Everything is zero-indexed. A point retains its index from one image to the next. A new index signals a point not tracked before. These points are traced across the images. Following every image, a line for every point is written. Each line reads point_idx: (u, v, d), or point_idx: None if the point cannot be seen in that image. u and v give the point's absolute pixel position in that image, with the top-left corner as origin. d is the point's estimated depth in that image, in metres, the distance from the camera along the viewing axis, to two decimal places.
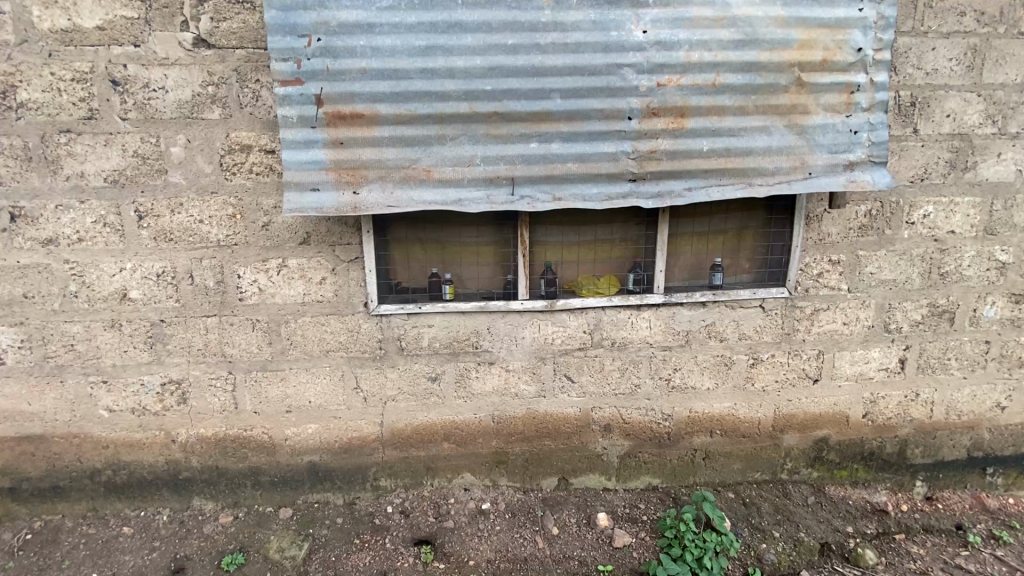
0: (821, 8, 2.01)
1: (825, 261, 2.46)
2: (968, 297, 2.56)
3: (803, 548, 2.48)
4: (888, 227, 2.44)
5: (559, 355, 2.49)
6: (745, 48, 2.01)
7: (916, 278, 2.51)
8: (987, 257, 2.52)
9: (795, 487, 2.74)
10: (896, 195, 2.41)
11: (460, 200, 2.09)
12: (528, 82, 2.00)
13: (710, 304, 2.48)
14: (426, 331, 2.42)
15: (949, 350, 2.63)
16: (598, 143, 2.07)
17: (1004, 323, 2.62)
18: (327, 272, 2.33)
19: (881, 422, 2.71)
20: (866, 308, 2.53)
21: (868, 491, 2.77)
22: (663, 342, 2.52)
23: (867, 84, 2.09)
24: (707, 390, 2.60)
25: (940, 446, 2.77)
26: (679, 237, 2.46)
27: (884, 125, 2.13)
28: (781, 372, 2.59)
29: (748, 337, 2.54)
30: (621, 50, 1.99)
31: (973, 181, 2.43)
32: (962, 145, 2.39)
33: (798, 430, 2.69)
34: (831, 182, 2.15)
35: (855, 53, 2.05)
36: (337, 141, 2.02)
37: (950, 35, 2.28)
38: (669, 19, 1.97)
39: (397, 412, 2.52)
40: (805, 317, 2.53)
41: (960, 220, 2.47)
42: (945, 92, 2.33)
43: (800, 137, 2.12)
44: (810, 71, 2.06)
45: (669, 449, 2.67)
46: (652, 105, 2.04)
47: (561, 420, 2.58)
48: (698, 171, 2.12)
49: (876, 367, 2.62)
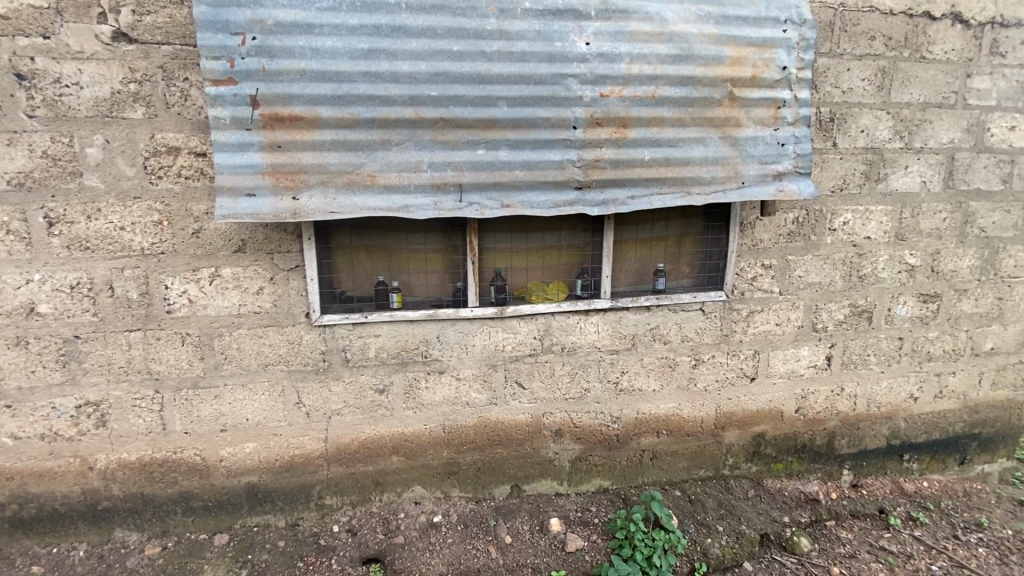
0: (749, 28, 2.14)
1: (758, 265, 2.60)
2: (883, 298, 2.79)
3: (744, 539, 2.60)
4: (813, 233, 2.62)
5: (510, 362, 2.49)
6: (682, 62, 2.10)
7: (839, 280, 2.70)
8: (898, 260, 2.75)
9: (736, 481, 2.86)
10: (819, 203, 2.59)
11: (406, 206, 2.04)
12: (474, 89, 1.99)
13: (654, 308, 2.56)
14: (373, 342, 2.34)
15: (868, 347, 2.84)
16: (544, 151, 2.09)
17: (914, 320, 2.86)
18: (265, 281, 2.21)
19: (811, 415, 2.88)
20: (796, 309, 2.70)
21: (801, 482, 2.93)
22: (610, 346, 2.57)
23: (791, 100, 2.24)
24: (653, 391, 2.67)
25: (863, 436, 2.98)
26: (624, 243, 2.53)
27: (808, 138, 2.28)
28: (721, 371, 2.71)
29: (691, 339, 2.63)
30: (565, 60, 2.02)
31: (885, 191, 2.65)
32: (875, 158, 2.61)
33: (738, 426, 2.81)
34: (762, 191, 2.27)
35: (780, 70, 2.20)
36: (274, 144, 1.93)
37: (863, 57, 2.48)
38: (610, 32, 2.04)
39: (343, 426, 2.42)
40: (742, 319, 2.66)
41: (875, 227, 2.68)
42: (859, 109, 2.54)
43: (733, 148, 2.23)
44: (741, 86, 2.17)
45: (618, 450, 2.72)
46: (596, 115, 2.08)
47: (512, 427, 2.57)
48: (640, 179, 2.19)
49: (806, 364, 2.79)
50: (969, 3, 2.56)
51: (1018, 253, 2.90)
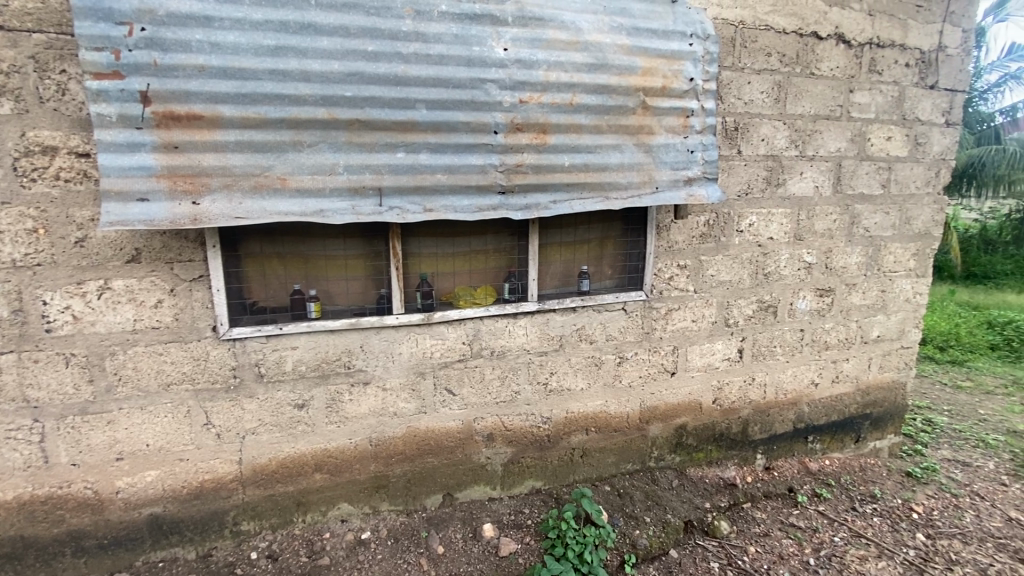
0: (658, 41, 2.25)
1: (675, 265, 2.74)
2: (786, 293, 3.02)
3: (670, 528, 2.71)
4: (723, 235, 2.79)
5: (438, 369, 2.44)
6: (597, 71, 2.17)
7: (746, 278, 2.90)
8: (797, 259, 3.00)
9: (661, 472, 2.99)
10: (727, 207, 2.77)
11: (321, 211, 1.94)
12: (391, 90, 1.94)
13: (580, 309, 2.62)
14: (290, 355, 2.21)
15: (774, 339, 3.07)
16: (465, 155, 2.07)
17: (812, 313, 3.13)
18: (164, 293, 2.03)
19: (727, 405, 3.07)
20: (710, 306, 2.87)
21: (720, 468, 3.11)
22: (539, 348, 2.59)
23: (698, 110, 2.38)
24: (582, 390, 2.73)
25: (774, 421, 3.21)
26: (549, 246, 2.57)
27: (714, 146, 2.43)
28: (644, 368, 2.82)
29: (615, 338, 2.72)
30: (483, 64, 2.02)
31: (784, 195, 2.88)
32: (774, 165, 2.83)
33: (661, 420, 2.94)
34: (675, 196, 2.39)
35: (688, 82, 2.33)
36: (170, 145, 1.78)
37: (761, 71, 2.69)
38: (527, 39, 2.07)
39: (259, 446, 2.27)
40: (661, 317, 2.78)
41: (776, 228, 2.91)
42: (759, 120, 2.74)
43: (647, 155, 2.33)
44: (653, 96, 2.28)
45: (549, 451, 2.75)
46: (516, 120, 2.10)
47: (442, 434, 2.53)
48: (561, 184, 2.23)
49: (720, 358, 2.97)
50: (850, 25, 2.84)
51: (896, 250, 3.26)
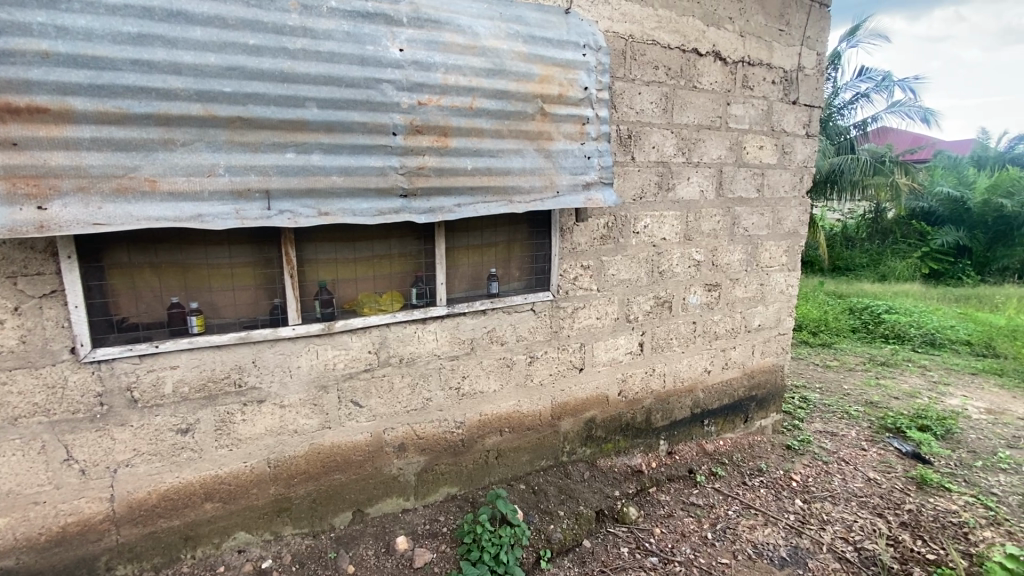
0: (553, 50, 2.34)
1: (578, 266, 2.84)
2: (679, 289, 3.26)
3: (583, 519, 2.81)
4: (621, 236, 2.95)
5: (342, 380, 2.33)
6: (495, 76, 2.20)
7: (644, 276, 3.09)
8: (687, 257, 3.25)
9: (574, 466, 3.08)
10: (624, 210, 2.93)
11: (200, 215, 1.78)
12: (277, 87, 1.83)
13: (489, 312, 2.62)
14: (169, 375, 2.00)
15: (671, 332, 3.30)
16: (362, 156, 2.00)
17: (703, 306, 3.40)
18: (7, 313, 1.76)
19: (631, 396, 3.24)
20: (612, 304, 3.01)
21: (627, 457, 3.28)
22: (450, 353, 2.55)
23: (593, 117, 2.49)
24: (494, 392, 2.74)
25: (674, 408, 3.44)
26: (455, 250, 2.56)
27: (609, 153, 2.56)
28: (553, 366, 2.89)
29: (525, 338, 2.76)
30: (378, 64, 1.97)
31: (674, 198, 3.11)
32: (665, 171, 3.04)
33: (571, 415, 3.03)
34: (575, 199, 2.47)
35: (583, 90, 2.43)
36: (6, 141, 1.54)
37: (650, 83, 2.88)
38: (423, 41, 2.05)
39: (136, 479, 2.03)
40: (568, 316, 2.88)
41: (668, 229, 3.13)
42: (650, 128, 2.93)
43: (548, 160, 2.39)
44: (550, 103, 2.35)
45: (464, 455, 2.73)
46: (415, 122, 2.06)
47: (349, 449, 2.42)
48: (465, 188, 2.20)
49: (624, 352, 3.13)
50: (725, 44, 3.13)
51: (771, 247, 3.63)
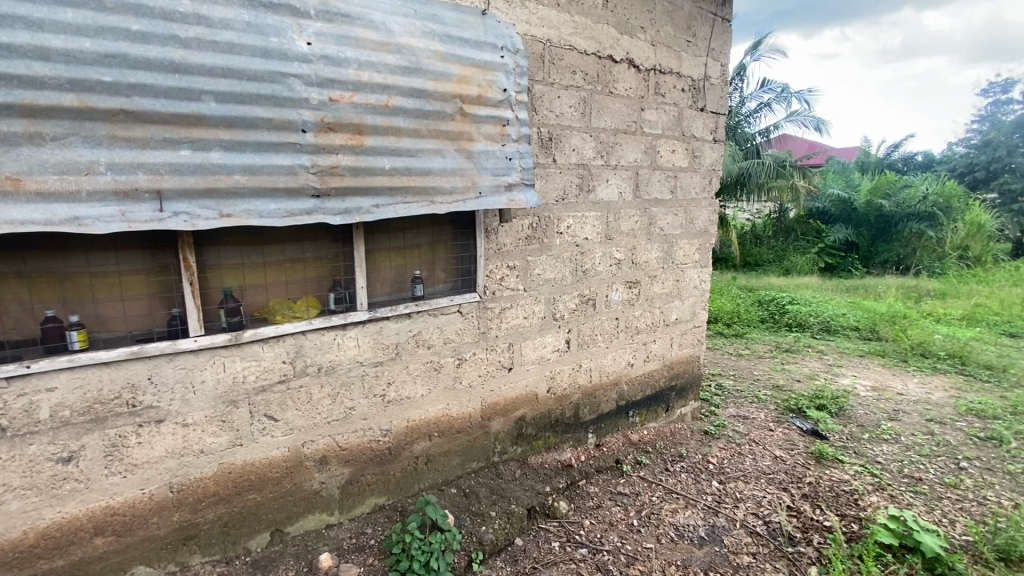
0: (471, 50, 2.33)
1: (504, 266, 2.85)
2: (602, 286, 3.37)
3: (514, 517, 2.82)
4: (545, 236, 3.00)
5: (254, 394, 2.18)
6: (411, 74, 2.15)
7: (568, 275, 3.17)
8: (609, 256, 3.37)
9: (505, 465, 3.09)
10: (547, 211, 2.98)
11: (77, 218, 1.60)
12: (167, 78, 1.68)
13: (414, 315, 2.56)
14: (46, 399, 1.78)
15: (595, 329, 3.40)
16: (268, 155, 1.88)
17: (625, 303, 3.54)
18: None
19: (560, 392, 3.30)
20: (538, 303, 3.05)
21: (557, 452, 3.34)
22: (373, 359, 2.47)
23: (513, 119, 2.51)
24: (421, 397, 2.68)
25: (600, 402, 3.55)
26: (376, 253, 2.48)
27: (530, 155, 2.59)
28: (482, 367, 2.88)
29: (453, 340, 2.72)
30: (283, 58, 1.87)
31: (595, 199, 3.21)
32: (585, 173, 3.13)
33: (501, 415, 3.04)
34: (497, 200, 2.48)
35: (502, 92, 2.45)
36: None
37: (568, 87, 2.96)
38: (332, 35, 1.97)
39: (6, 520, 1.78)
40: (495, 317, 2.87)
41: (590, 229, 3.23)
42: (570, 131, 3.01)
43: (469, 160, 2.37)
44: (469, 103, 2.34)
45: (391, 463, 2.65)
46: (326, 119, 1.97)
47: (264, 466, 2.27)
48: (382, 188, 2.14)
49: (551, 350, 3.19)
50: (638, 52, 3.28)
51: (685, 245, 3.85)
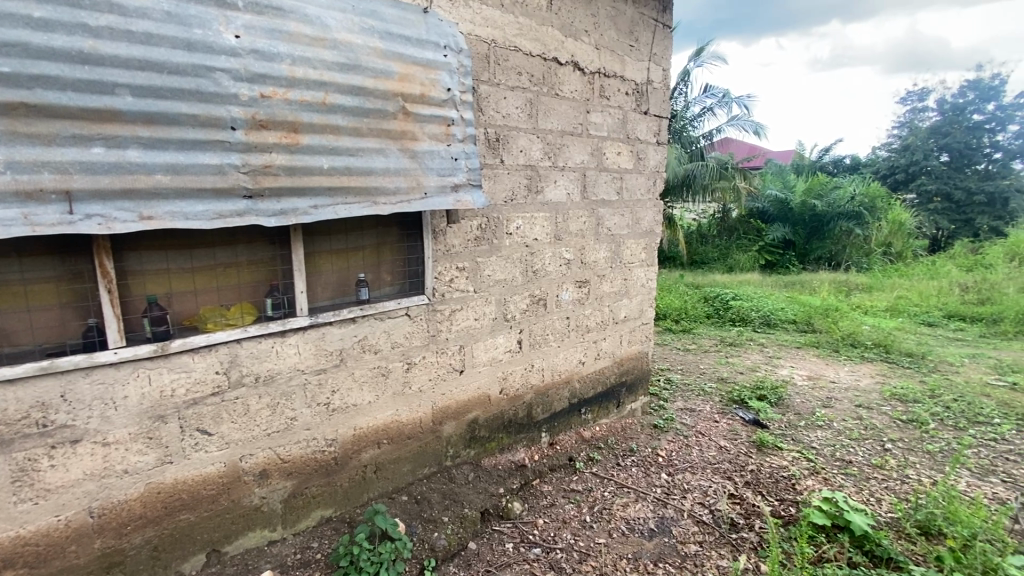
0: (413, 48, 2.29)
1: (453, 268, 2.81)
2: (552, 286, 3.40)
3: (468, 521, 2.79)
4: (494, 237, 2.99)
5: (185, 407, 2.05)
6: (349, 72, 2.09)
7: (518, 276, 3.17)
8: (558, 256, 3.40)
9: (458, 469, 3.06)
10: (496, 212, 2.97)
11: None
12: (76, 70, 1.55)
13: (359, 319, 2.48)
14: None
15: (546, 328, 3.42)
16: (194, 153, 1.78)
17: (575, 302, 3.58)
18: None
19: (512, 393, 3.30)
20: (488, 304, 3.04)
21: (511, 453, 3.33)
22: (315, 366, 2.38)
23: (458, 119, 2.48)
24: (369, 403, 2.60)
25: (553, 401, 3.58)
26: (316, 256, 2.39)
27: (476, 155, 2.57)
28: (432, 371, 2.83)
29: (401, 344, 2.66)
30: (209, 51, 1.77)
31: (543, 200, 3.23)
32: (533, 174, 3.14)
33: (453, 418, 3.00)
34: (443, 201, 2.44)
35: (445, 91, 2.42)
36: None
37: (514, 88, 2.96)
38: (263, 28, 1.88)
39: None
40: (445, 319, 2.83)
41: (539, 230, 3.24)
42: (517, 132, 3.01)
43: (413, 160, 2.32)
44: (412, 102, 2.30)
45: (338, 473, 2.57)
46: (258, 116, 1.88)
47: (198, 483, 2.14)
48: (321, 189, 2.06)
49: (503, 351, 3.18)
50: (582, 55, 3.33)
51: (632, 245, 3.95)
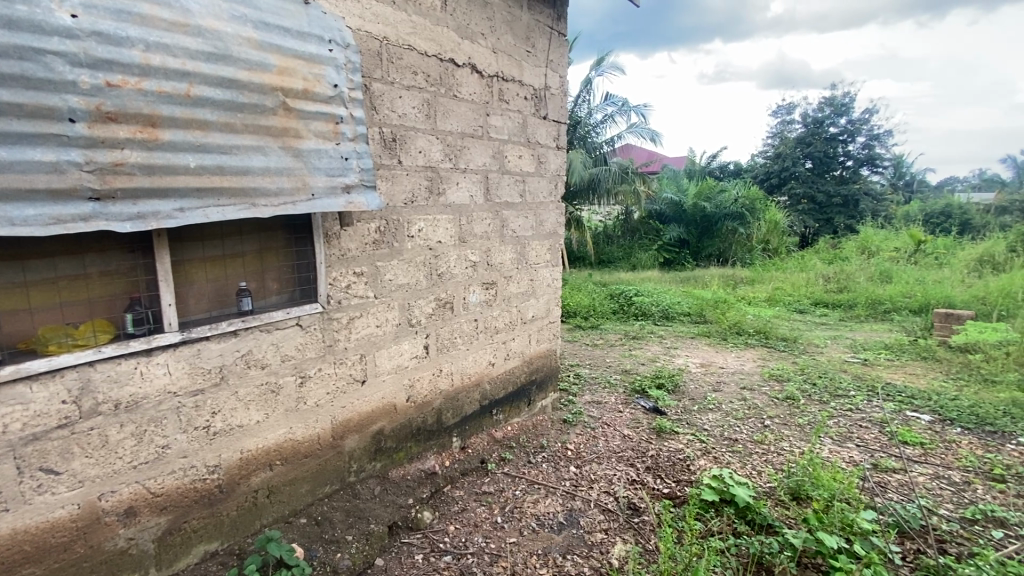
0: (293, 40, 2.15)
1: (350, 273, 2.68)
2: (458, 289, 3.37)
3: (375, 537, 2.68)
4: (395, 240, 2.89)
5: (22, 445, 1.75)
6: (218, 62, 1.91)
7: (422, 280, 3.10)
8: (463, 259, 3.37)
9: (363, 484, 2.92)
10: (395, 214, 2.87)
11: None
12: None
13: (242, 332, 2.29)
14: None
15: (454, 332, 3.38)
16: (20, 148, 1.52)
17: (482, 304, 3.58)
18: None
19: (420, 400, 3.21)
20: (391, 310, 2.93)
21: (421, 461, 3.25)
22: (190, 387, 2.15)
23: (347, 117, 2.37)
24: (257, 423, 2.40)
25: (463, 404, 3.54)
26: (187, 264, 2.17)
27: (368, 155, 2.48)
28: (330, 383, 2.67)
29: (292, 357, 2.49)
30: (36, 31, 1.53)
31: (445, 202, 3.19)
32: (433, 175, 3.09)
33: (356, 431, 2.86)
34: (333, 203, 2.31)
35: (332, 87, 2.30)
36: None
37: (410, 87, 2.89)
38: (108, 8, 1.66)
39: None
40: (343, 327, 2.69)
41: (442, 232, 3.19)
42: (414, 132, 2.94)
43: (297, 159, 2.18)
44: (294, 98, 2.16)
45: (224, 502, 2.34)
46: (104, 107, 1.66)
47: (44, 531, 1.84)
48: (188, 190, 1.87)
49: (408, 357, 3.09)
50: (479, 58, 3.34)
51: (537, 246, 4.03)
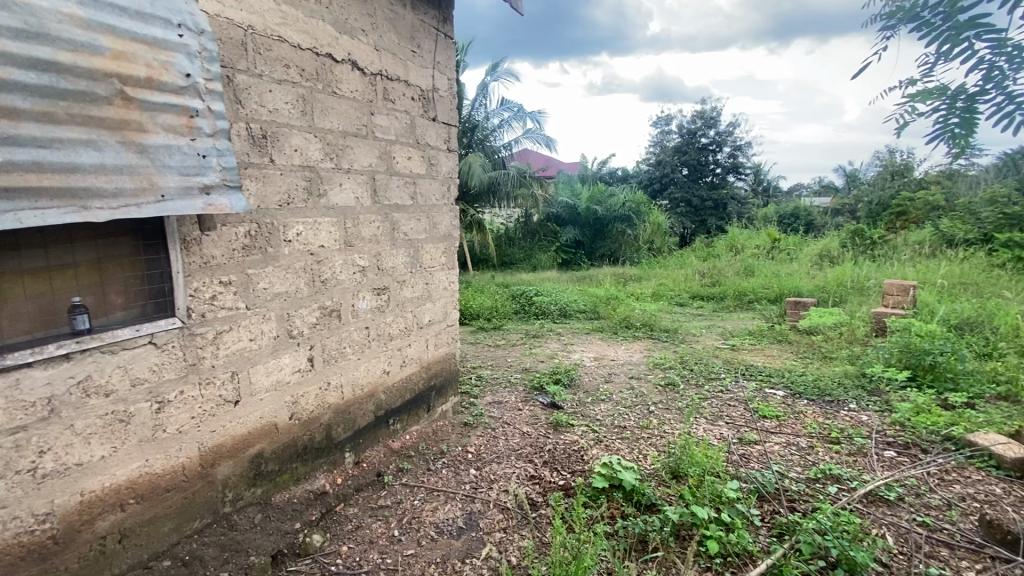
0: (132, 21, 1.89)
1: (215, 283, 2.43)
2: (346, 296, 3.20)
3: (255, 570, 2.45)
4: (269, 245, 2.67)
5: None
6: (29, 41, 1.63)
7: (303, 288, 2.90)
8: (350, 264, 3.22)
9: (241, 513, 2.66)
10: (269, 217, 2.66)
11: None
12: None
13: (77, 355, 1.97)
14: None
15: (342, 341, 3.21)
16: None
17: (373, 310, 3.44)
18: None
19: (306, 416, 3.00)
20: (267, 321, 2.71)
21: (309, 481, 3.04)
22: (7, 425, 1.81)
23: (203, 110, 2.15)
24: (102, 459, 2.08)
25: (356, 417, 3.38)
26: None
27: (231, 152, 2.26)
28: (195, 406, 2.40)
29: (145, 380, 2.19)
30: None
31: (327, 205, 3.02)
32: (312, 176, 2.91)
33: (230, 457, 2.60)
34: (188, 205, 2.08)
35: (183, 77, 2.07)
36: None
37: (281, 81, 2.70)
38: None
39: None
40: (208, 343, 2.43)
41: (325, 236, 3.02)
42: (288, 129, 2.75)
43: (141, 155, 1.92)
44: (134, 86, 1.90)
45: (60, 555, 2.00)
46: None
47: None
48: None
49: (290, 371, 2.87)
50: (360, 55, 3.21)
51: (430, 249, 3.97)
